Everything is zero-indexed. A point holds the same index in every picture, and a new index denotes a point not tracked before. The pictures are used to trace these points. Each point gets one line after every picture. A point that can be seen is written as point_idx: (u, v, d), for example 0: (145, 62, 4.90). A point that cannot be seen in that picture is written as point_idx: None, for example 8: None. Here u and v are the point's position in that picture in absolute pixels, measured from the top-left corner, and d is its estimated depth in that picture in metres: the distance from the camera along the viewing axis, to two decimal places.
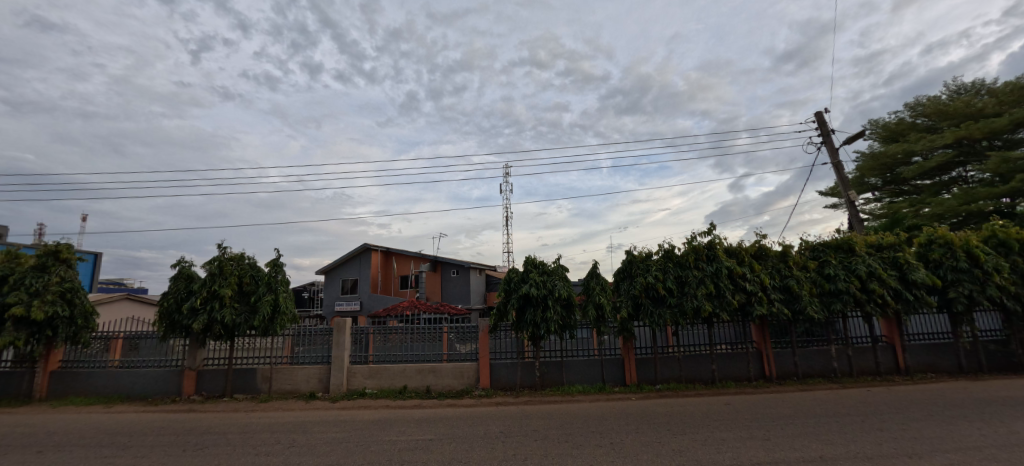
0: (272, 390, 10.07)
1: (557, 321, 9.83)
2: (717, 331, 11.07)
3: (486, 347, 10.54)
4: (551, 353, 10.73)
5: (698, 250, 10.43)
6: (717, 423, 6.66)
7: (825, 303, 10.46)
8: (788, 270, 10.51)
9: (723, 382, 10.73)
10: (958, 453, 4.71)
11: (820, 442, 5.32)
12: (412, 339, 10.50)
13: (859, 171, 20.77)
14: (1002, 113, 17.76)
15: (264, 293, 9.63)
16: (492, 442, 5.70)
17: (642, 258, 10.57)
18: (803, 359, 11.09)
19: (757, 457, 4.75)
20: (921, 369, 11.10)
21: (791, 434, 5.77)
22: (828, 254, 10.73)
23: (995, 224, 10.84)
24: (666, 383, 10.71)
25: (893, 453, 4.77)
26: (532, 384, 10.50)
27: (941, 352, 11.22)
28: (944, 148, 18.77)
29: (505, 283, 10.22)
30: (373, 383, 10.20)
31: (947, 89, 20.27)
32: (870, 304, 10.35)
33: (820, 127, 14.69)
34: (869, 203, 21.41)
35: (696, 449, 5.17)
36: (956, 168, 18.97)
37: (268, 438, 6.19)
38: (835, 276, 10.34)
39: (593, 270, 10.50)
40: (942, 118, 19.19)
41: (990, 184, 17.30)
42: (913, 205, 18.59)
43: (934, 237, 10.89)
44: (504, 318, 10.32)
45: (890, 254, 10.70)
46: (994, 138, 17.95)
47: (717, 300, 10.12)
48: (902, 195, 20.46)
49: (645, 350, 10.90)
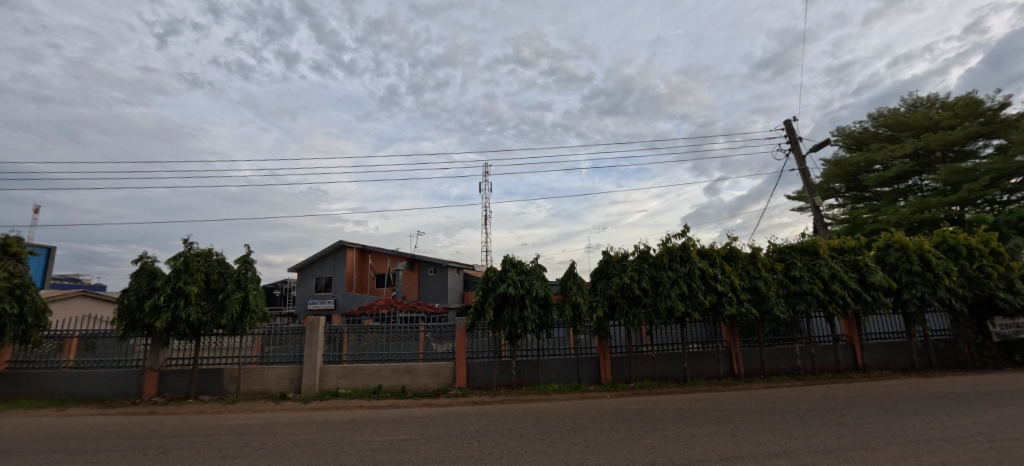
0: (240, 391, 9.77)
1: (535, 320, 9.85)
2: (690, 330, 11.37)
3: (463, 346, 10.50)
4: (528, 352, 10.80)
5: (672, 251, 10.65)
6: (688, 419, 6.85)
7: (790, 303, 10.86)
8: (757, 271, 10.90)
9: (695, 380, 11.02)
10: (909, 445, 4.99)
11: (784, 437, 5.53)
12: (389, 338, 10.37)
13: (825, 177, 21.62)
14: (956, 126, 18.84)
15: (232, 291, 9.30)
16: (467, 441, 5.70)
17: (618, 258, 10.74)
18: (770, 358, 11.51)
19: (723, 452, 4.91)
20: (877, 366, 11.70)
21: (758, 429, 5.98)
22: (794, 256, 11.13)
23: (946, 230, 11.50)
24: (640, 381, 10.92)
25: (851, 446, 5.01)
26: (508, 383, 10.55)
27: (897, 350, 11.84)
28: (903, 158, 19.77)
29: (483, 282, 10.24)
30: (347, 383, 10.01)
31: (905, 102, 21.43)
32: (832, 304, 10.82)
33: (790, 134, 15.22)
34: (833, 209, 22.38)
35: (667, 445, 5.31)
36: (912, 178, 19.99)
37: (234, 441, 5.99)
38: (801, 278, 10.77)
39: (569, 270, 10.60)
40: (901, 129, 20.19)
41: (943, 194, 18.35)
42: (873, 212, 19.53)
43: (891, 241, 11.46)
44: (481, 317, 10.33)
45: (851, 257, 11.20)
46: (947, 150, 19.06)
47: (690, 300, 10.39)
48: (863, 201, 21.47)
49: (619, 349, 11.11)
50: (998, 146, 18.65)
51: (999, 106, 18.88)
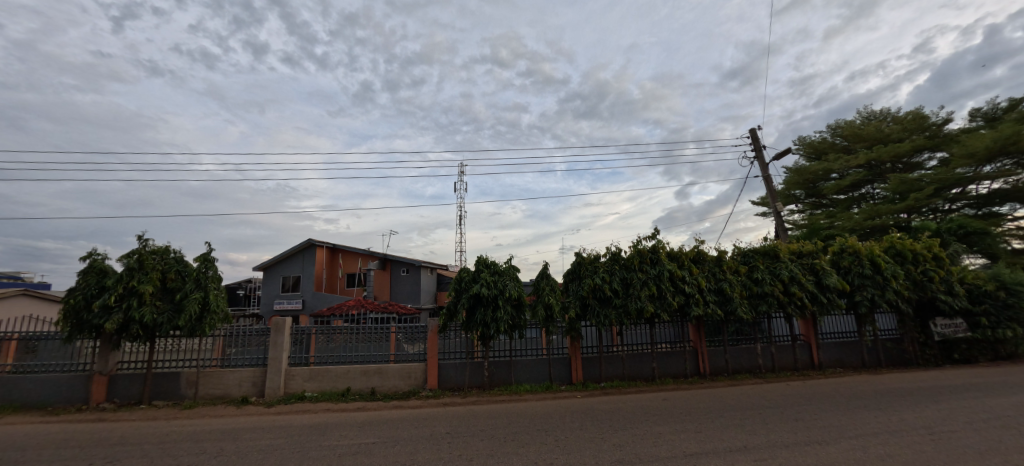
0: (199, 395, 9.38)
1: (507, 321, 9.88)
2: (659, 330, 11.67)
3: (434, 347, 10.41)
4: (500, 353, 10.83)
5: (643, 253, 10.91)
6: (656, 418, 7.03)
7: (753, 304, 11.31)
8: (722, 274, 11.29)
9: (663, 379, 11.32)
10: (858, 438, 5.30)
11: (745, 432, 5.77)
12: (359, 339, 10.17)
13: (787, 184, 22.66)
14: (905, 139, 20.10)
15: (191, 291, 8.92)
16: (437, 443, 5.68)
17: (590, 260, 10.91)
18: (733, 357, 11.95)
19: (688, 449, 5.08)
20: (832, 364, 12.33)
21: (721, 426, 6.22)
22: (757, 259, 11.59)
23: (894, 236, 12.25)
24: (610, 380, 11.12)
25: (806, 440, 5.28)
26: (480, 384, 10.54)
27: (850, 349, 12.52)
28: (857, 167, 20.92)
29: (456, 282, 10.20)
30: (314, 386, 9.75)
31: (860, 115, 22.70)
32: (791, 305, 11.34)
33: (755, 142, 15.87)
34: (793, 215, 23.45)
35: (635, 443, 5.45)
36: (865, 187, 21.21)
37: (192, 448, 5.75)
38: (762, 280, 11.24)
39: (543, 271, 10.70)
40: (856, 140, 21.37)
41: (892, 202, 19.53)
42: (830, 218, 20.60)
43: (845, 245, 12.11)
44: (454, 318, 10.28)
45: (809, 260, 11.77)
46: (896, 161, 20.29)
47: (659, 301, 10.66)
48: (821, 207, 22.57)
49: (591, 349, 11.29)
50: (941, 159, 19.98)
51: (942, 121, 20.26)
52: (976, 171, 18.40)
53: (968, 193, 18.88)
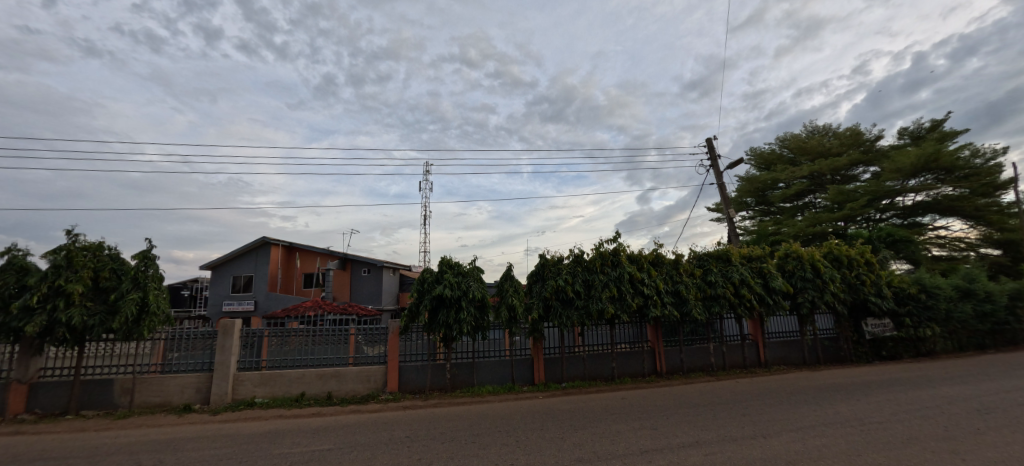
0: (134, 404, 8.78)
1: (470, 322, 9.86)
2: (619, 331, 12.00)
3: (395, 349, 10.23)
4: (463, 354, 10.79)
5: (604, 255, 11.19)
6: (614, 416, 7.24)
7: (707, 305, 11.85)
8: (679, 276, 11.76)
9: (622, 378, 11.65)
10: (798, 431, 5.67)
11: (696, 428, 6.06)
12: (315, 342, 9.85)
13: (739, 192, 23.91)
14: (843, 153, 21.69)
15: (128, 291, 8.34)
16: (397, 448, 5.60)
17: (553, 262, 11.08)
18: (688, 356, 12.46)
19: (643, 445, 5.26)
20: (777, 362, 13.11)
21: (675, 423, 6.48)
22: (710, 263, 12.14)
23: (832, 242, 13.19)
24: (571, 380, 11.32)
25: (752, 434, 5.60)
26: (442, 386, 10.46)
27: (793, 348, 13.35)
28: (802, 178, 22.36)
29: (419, 283, 10.09)
30: (265, 391, 9.32)
31: (805, 129, 24.29)
32: (741, 307, 11.97)
33: (711, 151, 16.64)
34: (744, 221, 24.74)
35: (593, 442, 5.59)
36: (809, 196, 22.72)
37: (128, 461, 5.38)
38: (715, 282, 11.80)
39: (506, 273, 10.76)
40: (801, 153, 22.84)
41: (831, 211, 21.01)
42: (777, 225, 21.91)
43: (790, 250, 12.91)
44: (416, 320, 10.16)
45: (757, 264, 12.46)
46: (836, 173, 21.85)
47: (619, 302, 10.98)
48: (769, 214, 23.95)
49: (553, 350, 11.45)
50: (873, 173, 21.70)
51: (875, 138, 22.02)
52: (902, 185, 20.12)
53: (896, 205, 20.59)
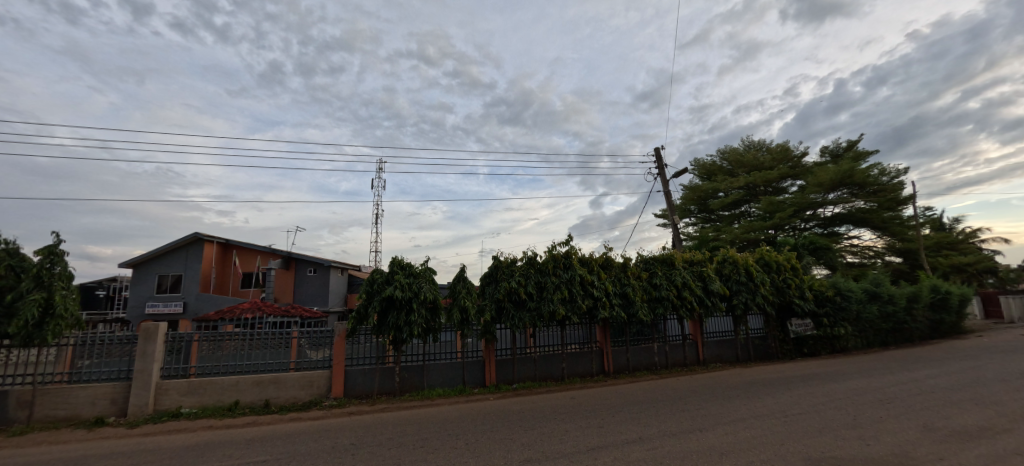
0: (34, 419, 7.87)
1: (421, 324, 9.71)
2: (569, 332, 12.29)
3: (341, 353, 9.86)
4: (413, 357, 10.61)
5: (557, 258, 11.42)
6: (563, 416, 7.41)
7: (652, 307, 12.41)
8: (626, 279, 12.21)
9: (571, 378, 11.93)
10: (730, 424, 6.09)
11: (638, 425, 6.34)
12: (252, 347, 9.30)
13: (683, 200, 25.25)
14: (775, 167, 23.52)
15: (28, 291, 7.45)
16: (341, 455, 5.42)
17: (507, 264, 11.16)
18: (633, 356, 12.98)
19: (589, 443, 5.44)
20: (714, 360, 13.96)
21: (620, 420, 6.73)
22: (656, 266, 12.74)
23: (764, 249, 14.26)
24: (522, 381, 11.44)
25: (689, 428, 5.94)
26: (390, 390, 10.22)
27: (728, 347, 14.27)
28: (739, 188, 23.99)
29: (368, 284, 9.80)
30: (193, 401, 8.65)
31: (742, 143, 26.10)
32: (683, 308, 12.66)
33: (658, 160, 17.45)
34: (688, 227, 26.15)
35: (542, 442, 5.70)
36: (745, 205, 24.40)
37: None
38: (660, 285, 12.40)
39: (459, 275, 10.71)
40: (739, 165, 24.51)
41: (763, 220, 22.71)
42: (716, 232, 23.36)
43: (727, 256, 13.81)
44: (364, 322, 9.87)
45: (698, 268, 13.21)
46: (768, 185, 23.63)
47: (570, 304, 11.25)
48: (709, 222, 25.48)
49: (505, 351, 11.52)
50: (799, 186, 23.67)
51: (802, 154, 24.03)
52: (823, 198, 22.12)
53: (818, 215, 22.59)
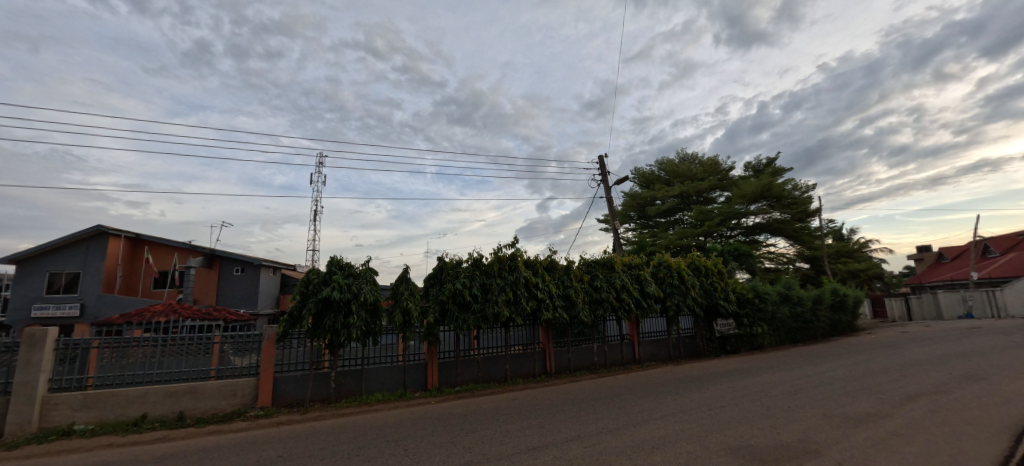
0: None
1: (360, 327, 9.36)
2: (513, 333, 12.43)
3: (270, 359, 9.26)
4: (351, 361, 10.21)
5: (503, 260, 11.50)
6: (504, 417, 7.48)
7: (592, 309, 12.86)
8: (569, 281, 12.55)
9: (514, 379, 12.06)
10: (660, 419, 6.47)
11: (576, 423, 6.56)
12: (166, 353, 8.45)
13: (624, 206, 26.43)
14: (706, 178, 25.30)
15: None
16: None
17: (452, 265, 11.07)
18: (574, 356, 13.37)
19: (530, 443, 5.53)
20: (648, 359, 14.72)
21: (559, 419, 6.92)
22: (597, 269, 13.22)
23: (695, 254, 15.28)
24: (464, 384, 11.38)
25: (624, 424, 6.23)
26: (324, 397, 9.76)
27: (661, 346, 15.12)
28: (674, 197, 25.52)
29: (302, 285, 9.29)
30: (89, 416, 7.72)
31: (678, 155, 27.82)
32: (621, 310, 13.25)
33: (601, 168, 18.13)
34: (628, 232, 27.39)
35: (483, 444, 5.72)
36: (678, 214, 25.98)
37: None
38: (601, 287, 12.89)
39: (402, 276, 10.46)
40: (674, 175, 26.09)
41: (695, 227, 24.32)
42: (653, 237, 24.69)
43: (662, 260, 14.64)
44: (297, 325, 9.35)
45: (636, 271, 13.88)
46: (700, 195, 25.35)
47: (514, 306, 11.37)
48: (647, 228, 26.86)
49: (448, 354, 11.41)
50: (726, 197, 25.62)
51: (729, 168, 26.04)
52: (746, 209, 24.09)
53: (741, 224, 24.57)
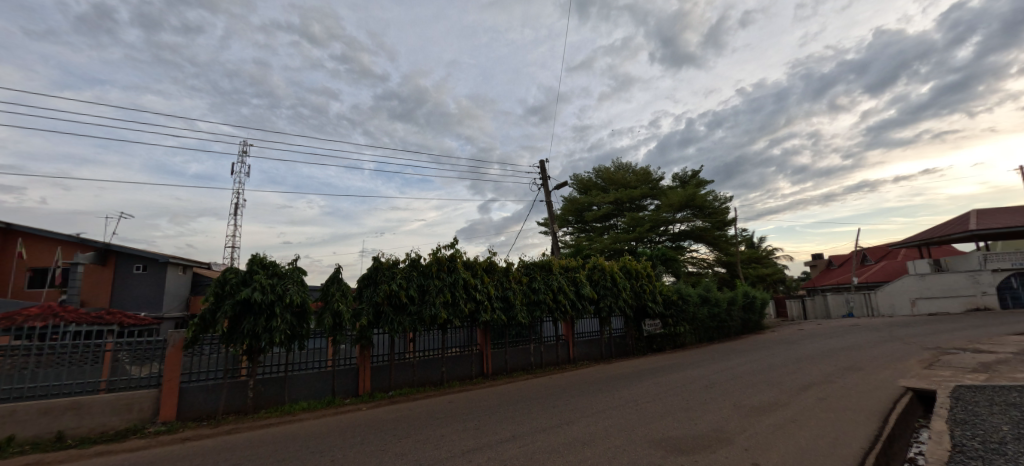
0: None
1: (284, 331, 8.73)
2: (450, 335, 12.25)
3: (176, 368, 8.35)
4: (273, 368, 9.47)
5: (441, 261, 11.29)
6: (439, 421, 7.31)
7: (530, 310, 13.03)
8: (508, 283, 12.62)
9: (450, 382, 11.88)
10: (591, 416, 6.67)
11: (511, 423, 6.58)
12: (43, 363, 7.25)
13: (563, 210, 27.14)
14: (638, 186, 26.72)
15: None
16: None
17: (388, 265, 10.67)
18: (511, 357, 13.44)
19: (464, 446, 5.45)
20: (582, 358, 15.20)
21: (495, 421, 6.90)
22: (535, 271, 13.42)
23: (627, 258, 16.04)
24: (398, 389, 11.01)
25: (558, 423, 6.35)
26: (240, 408, 8.95)
27: (595, 346, 15.67)
28: (609, 203, 26.66)
29: (217, 286, 8.48)
30: None
31: (614, 163, 29.13)
32: (558, 311, 13.56)
33: (542, 172, 18.46)
34: (566, 236, 28.16)
35: (416, 449, 5.54)
36: (613, 219, 27.16)
37: None
38: (539, 289, 13.10)
39: (333, 276, 9.91)
40: (610, 182, 27.27)
41: (627, 232, 25.55)
42: (589, 241, 25.60)
43: (597, 263, 15.20)
44: (210, 330, 8.51)
45: (573, 273, 14.27)
46: (632, 202, 26.71)
47: (452, 307, 11.18)
48: (584, 232, 27.79)
49: (381, 358, 10.98)
50: (656, 205, 27.21)
51: (659, 178, 27.71)
52: (673, 217, 25.76)
53: (669, 231, 26.22)
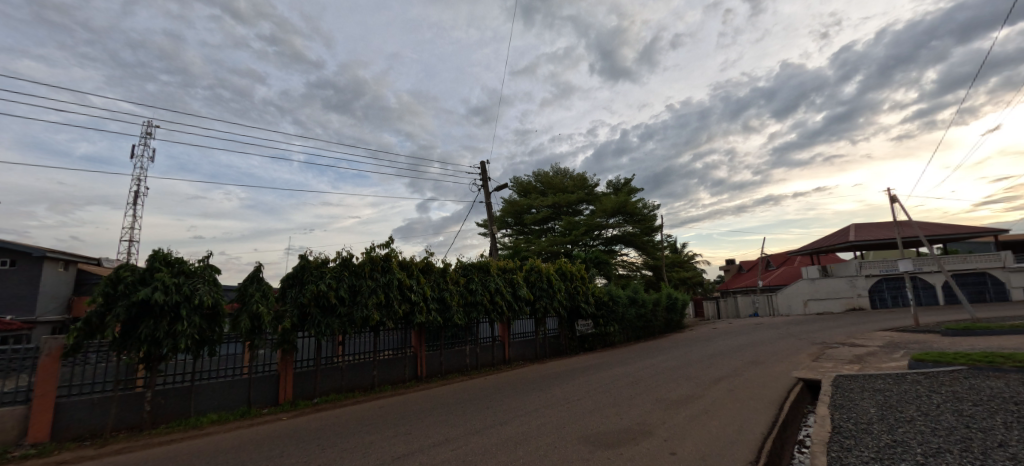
0: None
1: (192, 336, 7.86)
2: (383, 338, 11.77)
3: (51, 381, 7.15)
4: (176, 378, 8.48)
5: (375, 260, 10.83)
6: (369, 427, 6.97)
7: (467, 311, 12.90)
8: (445, 284, 12.39)
9: (382, 386, 11.41)
10: (524, 415, 6.71)
11: (444, 426, 6.43)
12: None
13: (502, 212, 27.28)
14: (575, 191, 27.59)
15: None
16: None
17: (316, 264, 10.03)
18: (446, 359, 13.20)
19: (394, 453, 5.22)
20: (517, 359, 15.33)
21: (427, 424, 6.70)
22: (473, 273, 13.32)
23: (563, 260, 16.47)
24: (324, 395, 10.36)
25: (491, 424, 6.31)
26: (134, 424, 7.91)
27: (530, 346, 15.87)
28: (547, 206, 27.24)
29: (108, 285, 7.41)
30: None
31: (552, 168, 29.83)
32: (494, 312, 13.56)
33: (482, 172, 18.40)
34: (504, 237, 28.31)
35: (342, 459, 5.21)
36: (550, 222, 27.78)
37: None
38: (476, 290, 13.01)
39: (252, 276, 9.12)
40: (548, 186, 27.88)
41: (563, 235, 26.26)
42: (527, 243, 25.95)
43: (534, 265, 15.42)
44: (98, 336, 7.42)
45: (510, 275, 14.35)
46: (569, 206, 27.52)
47: (385, 309, 10.75)
48: (522, 234, 28.13)
49: (305, 363, 10.28)
50: (591, 210, 28.25)
51: (594, 184, 28.82)
52: (606, 222, 26.90)
53: (602, 235, 27.34)
